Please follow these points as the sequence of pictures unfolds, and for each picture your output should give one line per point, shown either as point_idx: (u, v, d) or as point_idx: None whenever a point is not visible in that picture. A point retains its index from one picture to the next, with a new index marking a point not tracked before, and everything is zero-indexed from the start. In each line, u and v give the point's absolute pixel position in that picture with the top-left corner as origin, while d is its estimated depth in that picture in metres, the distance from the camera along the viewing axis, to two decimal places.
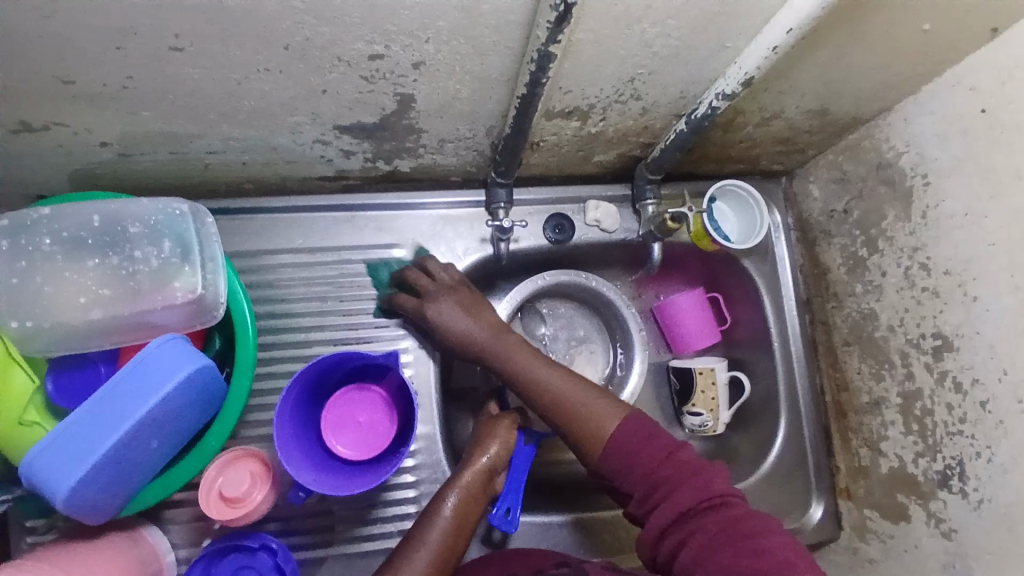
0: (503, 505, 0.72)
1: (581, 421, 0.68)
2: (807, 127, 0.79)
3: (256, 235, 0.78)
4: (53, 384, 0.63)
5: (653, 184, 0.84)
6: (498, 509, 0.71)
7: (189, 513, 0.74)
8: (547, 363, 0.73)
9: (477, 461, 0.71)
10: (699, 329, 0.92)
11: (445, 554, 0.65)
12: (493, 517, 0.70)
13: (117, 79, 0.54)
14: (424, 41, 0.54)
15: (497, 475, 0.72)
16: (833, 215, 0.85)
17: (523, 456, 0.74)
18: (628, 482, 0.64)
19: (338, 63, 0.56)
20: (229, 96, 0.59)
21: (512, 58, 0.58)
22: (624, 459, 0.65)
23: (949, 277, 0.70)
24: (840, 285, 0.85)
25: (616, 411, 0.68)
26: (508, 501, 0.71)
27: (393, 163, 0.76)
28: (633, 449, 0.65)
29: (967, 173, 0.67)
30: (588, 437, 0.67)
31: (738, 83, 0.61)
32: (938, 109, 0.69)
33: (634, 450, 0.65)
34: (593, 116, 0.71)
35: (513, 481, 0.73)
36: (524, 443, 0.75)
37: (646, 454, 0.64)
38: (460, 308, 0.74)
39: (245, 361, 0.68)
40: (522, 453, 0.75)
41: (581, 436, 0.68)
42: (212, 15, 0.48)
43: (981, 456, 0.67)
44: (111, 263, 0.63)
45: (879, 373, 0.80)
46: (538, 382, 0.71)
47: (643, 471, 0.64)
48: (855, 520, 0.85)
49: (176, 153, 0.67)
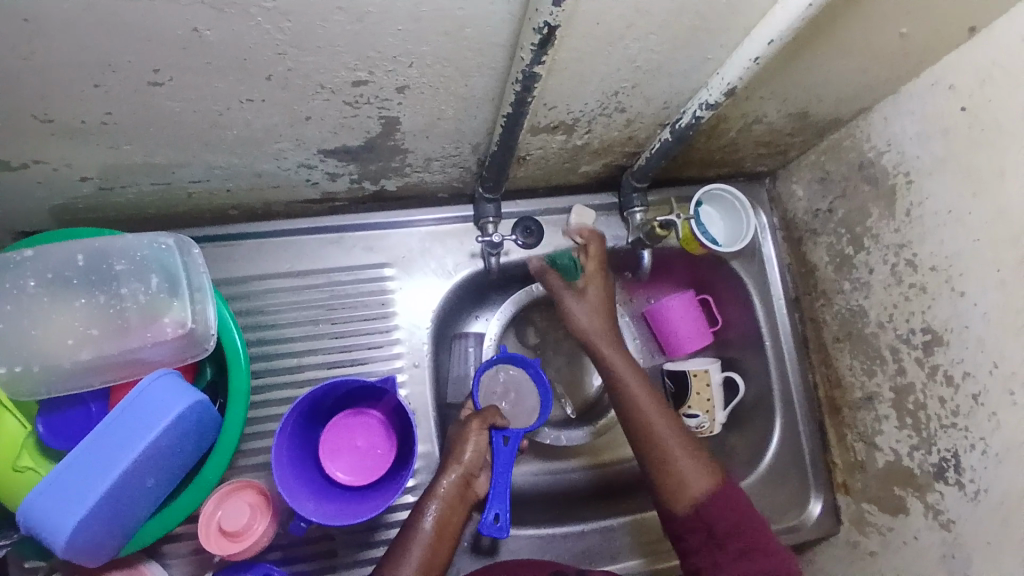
0: (492, 511, 0.70)
1: (666, 467, 0.70)
2: (789, 130, 0.80)
3: (242, 261, 0.77)
4: (45, 426, 0.61)
5: (640, 192, 0.85)
6: (487, 516, 0.69)
7: (189, 546, 0.72)
8: (673, 418, 0.73)
9: (452, 468, 0.71)
10: (691, 331, 0.93)
11: (426, 569, 0.66)
12: (483, 526, 0.69)
13: (96, 115, 0.53)
14: (408, 65, 0.53)
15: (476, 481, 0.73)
16: (818, 214, 0.86)
17: (504, 459, 0.73)
18: (711, 534, 0.67)
19: (321, 90, 0.55)
20: (212, 127, 0.58)
21: (497, 78, 0.58)
22: (704, 518, 0.67)
23: (935, 273, 0.71)
24: (828, 283, 0.86)
25: (712, 476, 0.70)
26: (495, 506, 0.70)
27: (380, 183, 0.75)
28: (721, 513, 0.67)
29: (950, 170, 0.68)
30: (671, 480, 0.70)
31: (721, 94, 0.62)
32: (918, 109, 0.70)
33: (722, 521, 0.67)
34: (578, 129, 0.71)
35: (499, 485, 0.71)
36: (503, 445, 0.74)
37: (739, 528, 0.67)
38: (589, 303, 0.80)
39: (239, 391, 0.66)
40: (502, 455, 0.73)
41: (664, 480, 0.70)
42: (190, 48, 0.47)
43: (975, 448, 0.68)
44: (97, 302, 0.62)
45: (870, 368, 0.82)
46: (652, 427, 0.72)
47: (725, 543, 0.66)
48: (854, 514, 0.86)
49: (159, 184, 0.66)
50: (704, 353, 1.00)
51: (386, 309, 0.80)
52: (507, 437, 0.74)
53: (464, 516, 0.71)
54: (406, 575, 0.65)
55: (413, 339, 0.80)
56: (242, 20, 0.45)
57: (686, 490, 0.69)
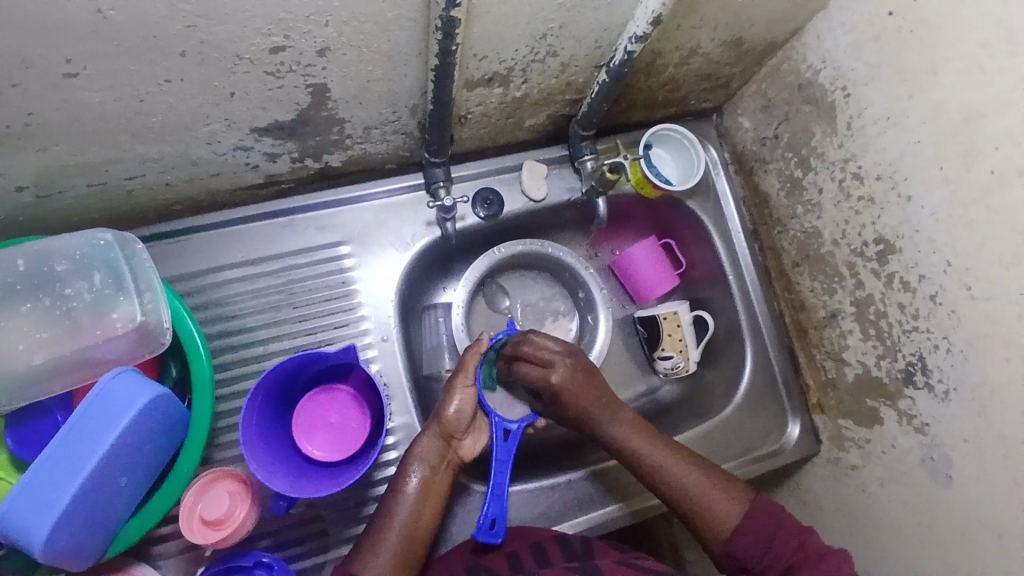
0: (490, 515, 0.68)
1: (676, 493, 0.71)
2: (726, 60, 0.80)
3: (193, 254, 0.75)
4: (13, 439, 0.62)
5: (588, 140, 0.84)
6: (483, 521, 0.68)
7: (177, 546, 0.71)
8: (653, 433, 0.75)
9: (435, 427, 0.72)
10: (657, 276, 0.94)
11: (411, 531, 0.67)
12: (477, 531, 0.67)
13: (17, 117, 0.51)
14: (324, 25, 0.52)
15: (458, 440, 0.74)
16: (765, 142, 0.87)
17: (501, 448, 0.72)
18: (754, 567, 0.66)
19: (240, 62, 0.54)
20: (137, 115, 0.56)
21: (419, 30, 0.57)
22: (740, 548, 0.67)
23: (881, 182, 0.72)
24: (782, 209, 0.87)
25: (738, 501, 0.70)
26: (492, 511, 0.68)
27: (323, 159, 0.75)
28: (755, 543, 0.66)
29: (885, 76, 0.68)
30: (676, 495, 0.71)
31: (647, 23, 0.62)
32: (848, 20, 0.70)
33: (753, 545, 0.66)
34: (514, 80, 0.70)
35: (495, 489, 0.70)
36: (503, 437, 0.73)
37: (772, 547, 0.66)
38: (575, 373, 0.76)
39: (203, 383, 0.66)
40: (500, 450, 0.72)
41: (685, 511, 0.71)
42: (96, 31, 0.46)
43: (939, 348, 0.69)
44: (43, 305, 0.61)
45: (830, 287, 0.83)
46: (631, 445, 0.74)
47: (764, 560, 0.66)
48: (831, 432, 0.88)
49: (95, 185, 0.64)
50: (672, 296, 1.00)
51: (347, 288, 0.79)
52: (507, 431, 0.73)
53: (450, 477, 0.72)
54: (390, 535, 0.66)
55: (379, 314, 0.80)
56: None
57: (704, 509, 0.70)
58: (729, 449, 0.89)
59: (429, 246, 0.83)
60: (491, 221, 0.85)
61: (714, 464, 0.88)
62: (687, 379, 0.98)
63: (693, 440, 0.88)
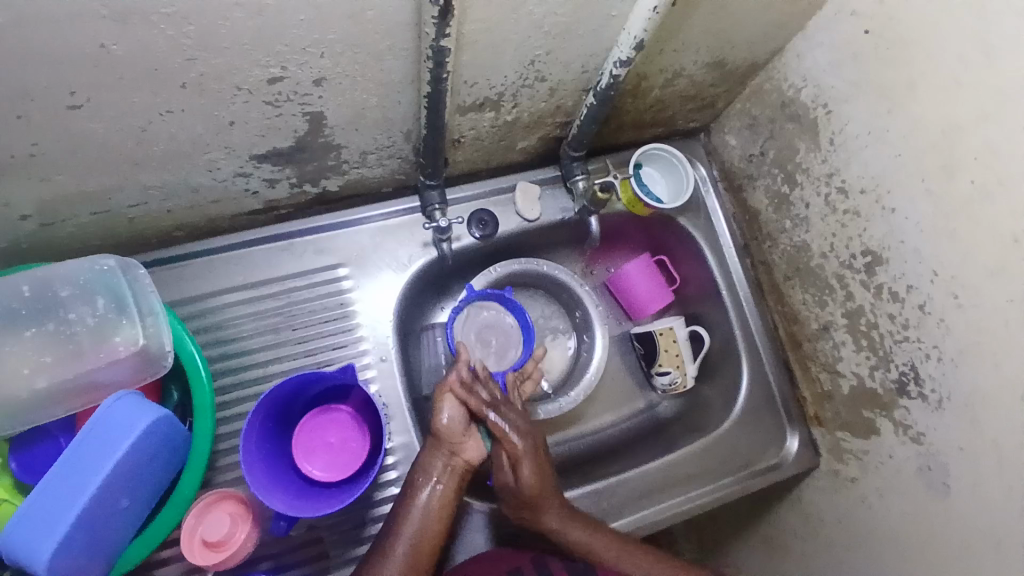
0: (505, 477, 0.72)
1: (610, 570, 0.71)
2: (711, 81, 0.82)
3: (194, 279, 0.77)
4: (17, 463, 0.63)
5: (579, 160, 0.86)
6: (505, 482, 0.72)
7: (179, 569, 0.71)
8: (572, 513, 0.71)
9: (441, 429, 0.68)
10: (651, 293, 0.95)
11: (419, 547, 0.65)
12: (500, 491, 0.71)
13: (22, 148, 0.53)
14: (319, 56, 0.55)
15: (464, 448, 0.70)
16: (752, 159, 0.89)
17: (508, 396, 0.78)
18: None
19: (239, 92, 0.56)
20: (139, 144, 0.59)
21: (411, 59, 0.59)
22: None
23: (865, 195, 0.74)
24: (771, 224, 0.89)
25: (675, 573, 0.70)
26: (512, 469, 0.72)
27: (321, 184, 0.77)
28: None
29: (864, 94, 0.71)
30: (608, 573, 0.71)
31: (630, 48, 0.64)
32: (827, 40, 0.73)
33: None
34: (505, 104, 0.72)
35: None
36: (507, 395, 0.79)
37: None
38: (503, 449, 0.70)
39: (204, 404, 0.67)
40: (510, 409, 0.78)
41: None
42: (99, 64, 0.48)
43: (930, 357, 0.70)
44: (47, 329, 0.63)
45: (822, 299, 0.84)
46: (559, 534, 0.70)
47: None
48: (830, 444, 0.88)
49: (98, 213, 0.66)
50: (667, 312, 1.02)
51: (345, 309, 0.81)
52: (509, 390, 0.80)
53: (461, 486, 0.70)
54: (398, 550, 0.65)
55: (376, 335, 0.81)
56: (146, 29, 0.46)
57: None
58: (729, 462, 0.89)
59: (426, 267, 0.85)
60: (486, 241, 0.87)
61: (713, 478, 0.88)
62: (685, 394, 0.99)
63: (692, 455, 0.89)
